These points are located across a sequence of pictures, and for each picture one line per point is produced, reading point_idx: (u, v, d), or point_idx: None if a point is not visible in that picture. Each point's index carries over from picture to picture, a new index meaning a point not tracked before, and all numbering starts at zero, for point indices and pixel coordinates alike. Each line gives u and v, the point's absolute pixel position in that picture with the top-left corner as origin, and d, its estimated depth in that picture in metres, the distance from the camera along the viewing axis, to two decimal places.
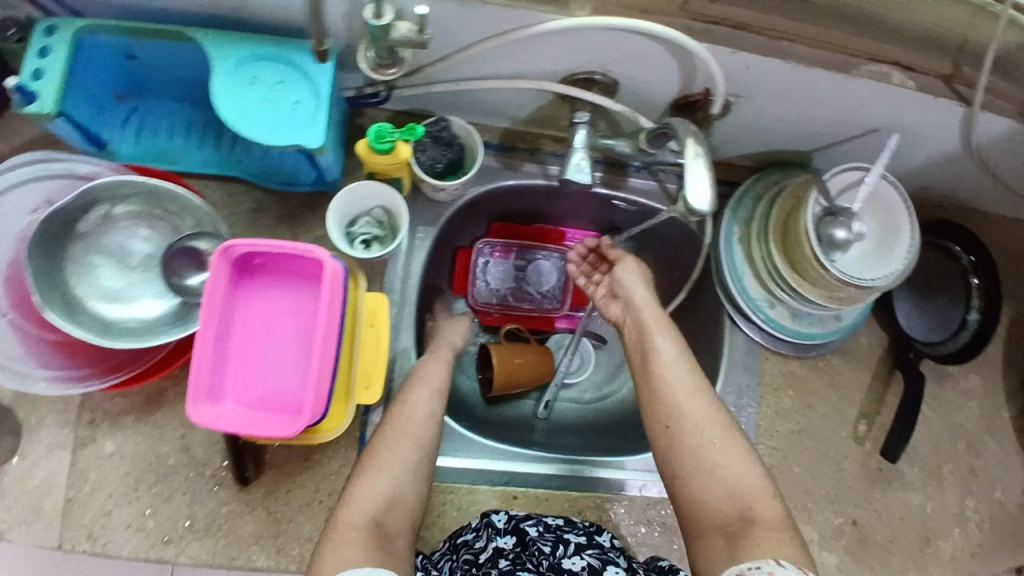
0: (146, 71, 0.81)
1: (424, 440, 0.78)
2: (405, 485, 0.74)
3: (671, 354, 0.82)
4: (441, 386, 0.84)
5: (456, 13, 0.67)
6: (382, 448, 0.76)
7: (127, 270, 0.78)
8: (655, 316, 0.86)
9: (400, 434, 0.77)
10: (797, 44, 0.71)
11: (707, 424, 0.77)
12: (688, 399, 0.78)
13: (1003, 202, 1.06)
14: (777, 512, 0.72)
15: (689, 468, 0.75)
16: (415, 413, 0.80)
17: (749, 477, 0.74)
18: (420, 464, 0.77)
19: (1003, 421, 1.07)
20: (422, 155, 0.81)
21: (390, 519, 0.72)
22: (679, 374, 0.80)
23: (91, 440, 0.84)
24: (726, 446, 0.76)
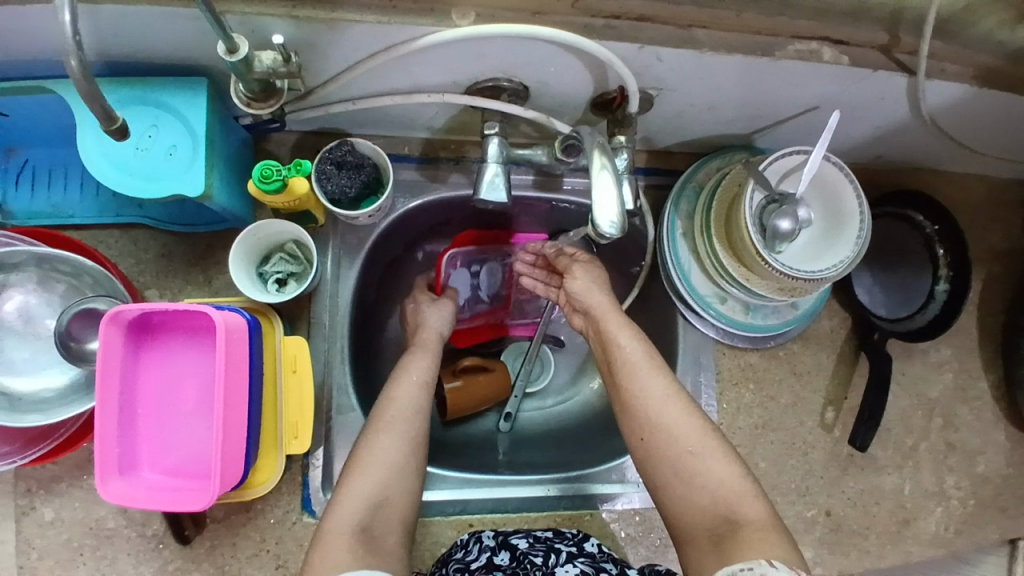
0: (23, 125, 0.72)
1: (414, 433, 0.72)
2: (395, 479, 0.69)
3: (636, 355, 0.76)
4: (428, 377, 0.78)
5: (330, 35, 0.61)
6: (365, 448, 0.70)
7: (31, 337, 0.73)
8: (608, 311, 0.79)
9: (384, 431, 0.71)
10: (709, 30, 0.65)
11: (682, 429, 0.72)
12: (663, 406, 0.72)
13: (965, 163, 1.00)
14: (763, 512, 0.67)
15: (672, 476, 0.71)
16: (403, 407, 0.73)
17: (731, 477, 0.69)
18: (408, 459, 0.70)
19: (980, 391, 1.02)
20: (327, 183, 0.75)
21: (378, 518, 0.66)
22: (653, 376, 0.74)
23: (31, 507, 0.77)
24: (703, 449, 0.71)
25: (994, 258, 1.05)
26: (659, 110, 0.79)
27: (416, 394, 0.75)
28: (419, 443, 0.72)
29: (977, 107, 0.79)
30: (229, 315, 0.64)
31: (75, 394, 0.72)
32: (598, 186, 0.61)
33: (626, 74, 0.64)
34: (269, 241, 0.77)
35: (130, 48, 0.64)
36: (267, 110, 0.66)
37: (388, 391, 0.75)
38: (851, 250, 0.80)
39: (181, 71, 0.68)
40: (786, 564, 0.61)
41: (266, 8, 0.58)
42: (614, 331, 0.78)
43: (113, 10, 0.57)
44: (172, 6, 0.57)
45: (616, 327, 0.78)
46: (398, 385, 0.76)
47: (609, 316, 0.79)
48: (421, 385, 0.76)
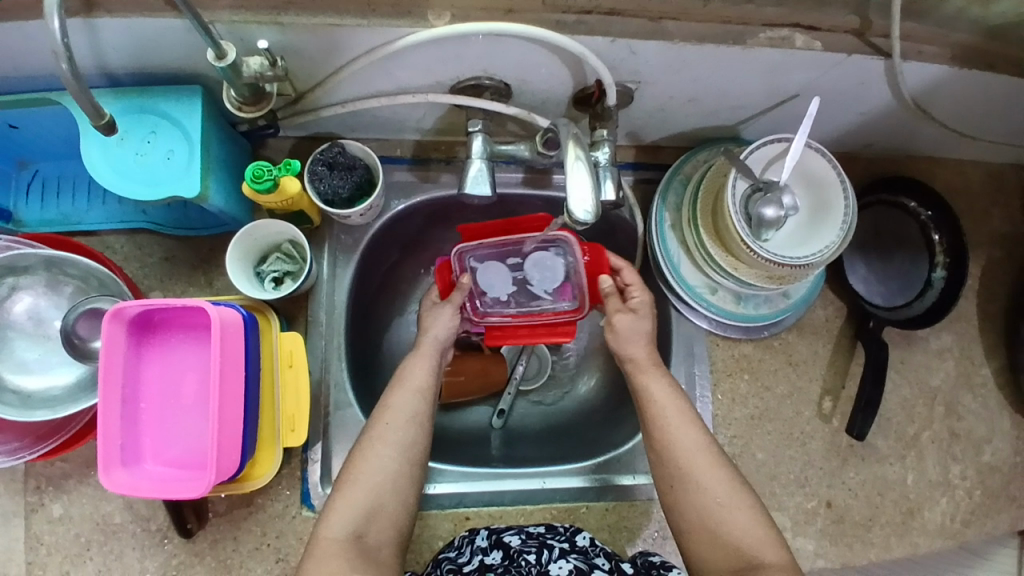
0: (33, 138, 0.77)
1: (409, 445, 0.72)
2: (393, 490, 0.69)
3: (666, 402, 0.76)
4: (427, 384, 0.77)
5: (313, 40, 0.64)
6: (360, 457, 0.71)
7: (41, 338, 0.78)
8: (647, 365, 0.78)
9: (380, 440, 0.71)
10: (680, 22, 0.67)
11: (712, 482, 0.71)
12: (689, 448, 0.73)
13: (957, 148, 1.00)
14: (786, 558, 0.67)
15: (699, 521, 0.71)
16: (399, 418, 0.73)
17: (756, 530, 0.69)
18: (400, 472, 0.70)
19: (983, 378, 1.01)
20: (319, 184, 0.79)
21: (373, 528, 0.67)
22: (682, 422, 0.74)
23: (40, 504, 0.80)
24: (732, 500, 0.70)
25: (994, 244, 1.04)
26: (640, 104, 0.81)
27: (411, 403, 0.74)
28: (414, 454, 0.72)
29: (960, 89, 0.80)
30: (225, 311, 0.67)
31: (80, 392, 0.77)
32: (573, 176, 0.62)
33: (600, 67, 0.66)
34: (264, 242, 0.80)
35: (130, 59, 0.68)
36: (257, 114, 0.69)
37: (386, 398, 0.75)
38: (837, 235, 0.80)
39: (178, 79, 0.72)
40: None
41: (253, 17, 0.61)
42: (647, 379, 0.77)
43: (109, 22, 0.61)
44: (164, 16, 0.61)
45: (652, 378, 0.77)
46: (394, 395, 0.75)
47: (647, 367, 0.78)
48: (420, 395, 0.75)
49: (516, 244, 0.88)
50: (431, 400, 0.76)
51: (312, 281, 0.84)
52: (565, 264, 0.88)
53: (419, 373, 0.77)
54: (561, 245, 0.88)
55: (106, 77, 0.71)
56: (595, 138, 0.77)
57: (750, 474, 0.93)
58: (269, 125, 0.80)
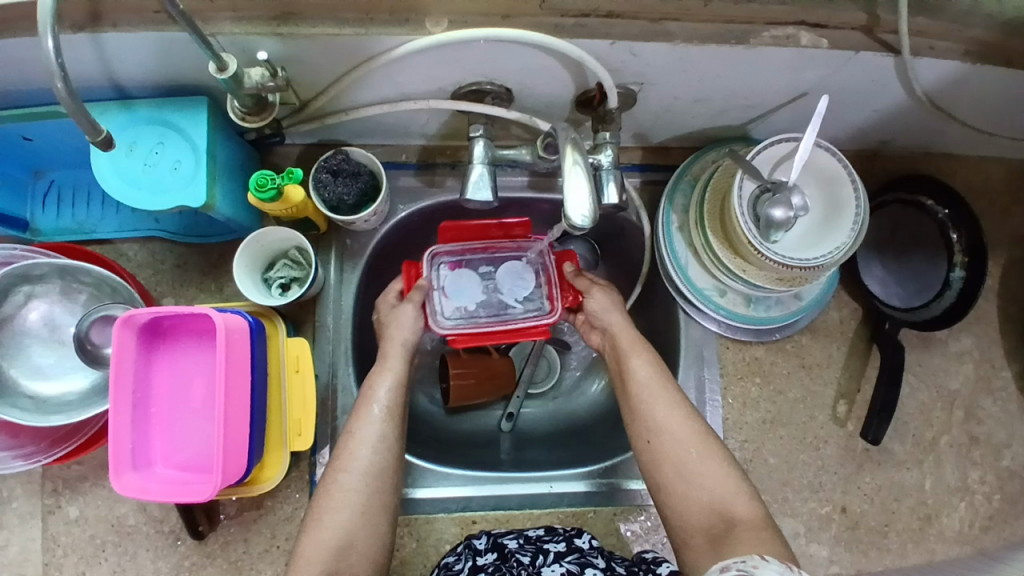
0: (48, 148, 0.79)
1: (377, 473, 0.71)
2: (364, 522, 0.69)
3: (645, 365, 0.77)
4: (392, 405, 0.75)
5: (313, 49, 0.65)
6: (326, 489, 0.70)
7: (57, 344, 0.80)
8: (625, 326, 0.81)
9: (348, 470, 0.71)
10: (681, 23, 0.66)
11: (686, 436, 0.72)
12: (664, 412, 0.74)
13: (979, 145, 0.97)
14: (757, 512, 0.68)
15: (673, 478, 0.71)
16: (366, 444, 0.72)
17: (729, 486, 0.70)
18: (374, 497, 0.71)
19: (1006, 382, 0.98)
20: (324, 190, 0.79)
21: (345, 563, 0.66)
22: (660, 390, 0.75)
23: (57, 506, 0.83)
24: (706, 455, 0.71)
25: (1018, 243, 1.00)
26: (644, 106, 0.80)
27: (376, 429, 0.73)
28: (381, 483, 0.71)
29: (977, 85, 0.77)
30: (229, 317, 0.68)
31: (94, 397, 0.79)
32: (570, 181, 0.63)
33: (600, 70, 0.65)
34: (271, 249, 0.82)
35: (137, 72, 0.69)
36: (260, 124, 0.70)
37: (350, 424, 0.74)
38: (848, 235, 0.78)
39: (185, 90, 0.74)
40: (778, 559, 0.60)
41: (253, 28, 0.62)
42: (629, 347, 0.78)
43: (116, 36, 0.63)
44: (168, 30, 0.62)
45: (631, 342, 0.78)
46: (358, 420, 0.74)
47: (626, 330, 0.80)
48: (385, 419, 0.74)
49: (495, 250, 0.90)
50: (398, 424, 0.75)
51: (319, 286, 0.85)
52: (535, 274, 0.90)
53: (381, 395, 0.75)
54: (536, 256, 0.90)
55: (116, 89, 0.72)
56: (597, 141, 0.76)
57: (761, 478, 0.91)
58: (274, 133, 0.81)
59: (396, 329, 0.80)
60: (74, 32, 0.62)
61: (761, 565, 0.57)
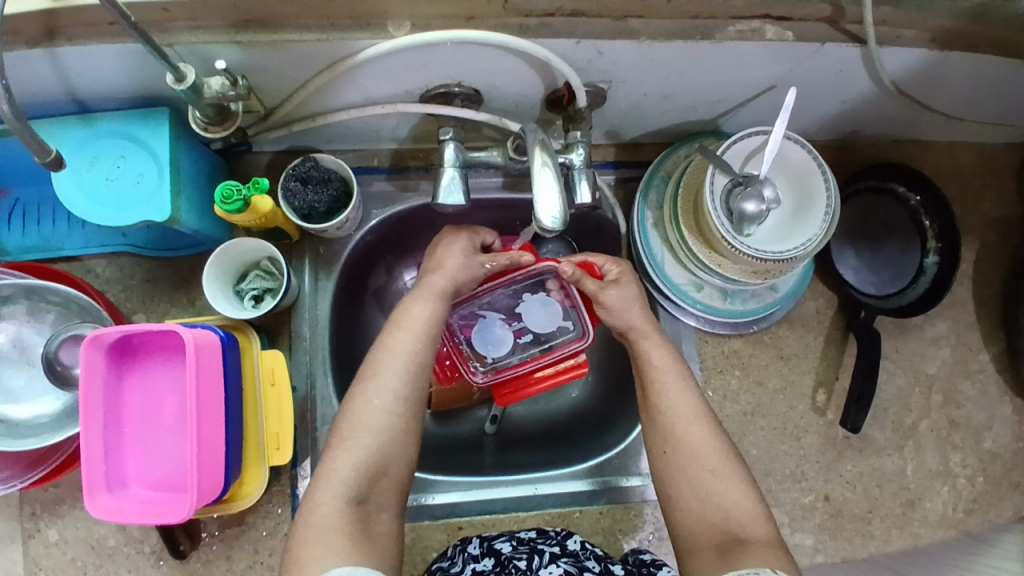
0: (8, 165, 0.77)
1: (408, 400, 0.70)
2: (393, 448, 0.68)
3: (667, 366, 0.75)
4: (428, 332, 0.73)
5: (275, 57, 0.64)
6: (353, 411, 0.68)
7: (26, 366, 0.79)
8: (644, 327, 0.78)
9: (380, 392, 0.69)
10: (646, 20, 0.65)
11: (706, 449, 0.71)
12: (686, 422, 0.72)
13: (947, 130, 0.98)
14: (772, 533, 0.66)
15: (689, 491, 0.70)
16: (399, 364, 0.70)
17: (742, 499, 0.68)
18: (399, 427, 0.68)
19: (982, 364, 0.99)
20: (294, 200, 0.78)
21: (374, 491, 0.66)
22: (682, 394, 0.74)
23: (36, 530, 0.81)
24: (724, 472, 0.70)
25: (988, 226, 1.02)
26: (614, 103, 0.80)
27: (408, 354, 0.71)
28: (413, 413, 0.70)
29: (941, 72, 0.78)
30: (198, 332, 0.67)
31: (66, 418, 0.77)
32: (539, 181, 0.62)
33: (566, 70, 0.65)
34: (242, 259, 0.80)
35: (96, 85, 0.68)
36: (224, 133, 0.68)
37: (381, 345, 0.72)
38: (820, 227, 0.79)
39: (145, 102, 0.72)
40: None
41: (212, 37, 0.61)
42: (648, 344, 0.76)
43: (72, 50, 0.61)
44: (125, 42, 0.60)
45: (652, 344, 0.77)
46: (389, 345, 0.72)
47: (649, 330, 0.78)
48: (417, 346, 0.72)
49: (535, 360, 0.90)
50: (429, 350, 0.73)
51: (293, 297, 0.84)
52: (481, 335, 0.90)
53: (421, 318, 0.74)
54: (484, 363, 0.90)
55: (75, 102, 0.71)
56: (568, 140, 0.76)
57: None
58: (241, 142, 0.80)
59: (450, 261, 0.78)
60: (27, 47, 0.60)
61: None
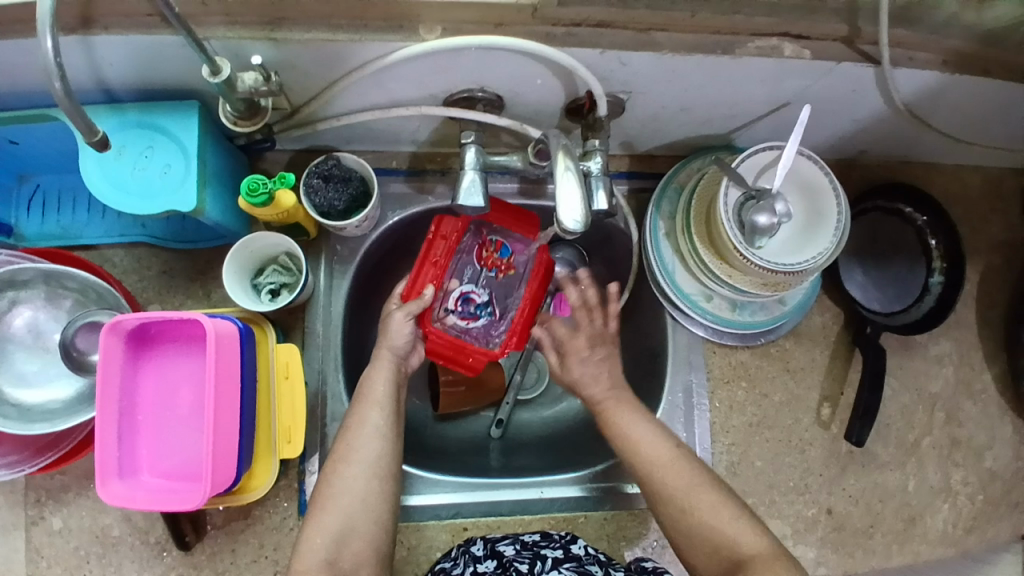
0: (34, 152, 0.78)
1: (376, 460, 0.72)
2: (365, 509, 0.70)
3: (628, 423, 0.78)
4: (391, 396, 0.77)
5: (309, 55, 0.65)
6: (326, 482, 0.71)
7: (41, 352, 0.79)
8: (612, 399, 0.80)
9: (348, 459, 0.72)
10: (669, 33, 0.67)
11: (682, 488, 0.73)
12: (665, 466, 0.74)
13: (954, 153, 1.00)
14: (766, 544, 0.68)
15: (679, 533, 0.72)
16: (368, 433, 0.73)
17: (732, 526, 0.69)
18: (371, 491, 0.71)
19: (984, 384, 1.01)
20: (315, 196, 0.79)
21: (347, 551, 0.68)
22: (652, 439, 0.76)
23: (39, 517, 0.81)
24: (704, 498, 0.72)
25: (992, 249, 1.04)
26: (632, 114, 0.82)
27: (376, 418, 0.74)
28: (382, 474, 0.72)
29: (952, 95, 0.80)
30: (219, 322, 0.68)
31: (78, 404, 0.78)
32: (563, 186, 0.64)
33: (591, 79, 0.67)
34: (260, 253, 0.81)
35: (128, 76, 0.69)
36: (252, 128, 0.70)
37: (350, 413, 0.75)
38: (830, 242, 0.80)
39: (174, 95, 0.73)
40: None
41: (247, 33, 0.63)
42: (619, 408, 0.79)
43: (107, 39, 0.62)
44: (161, 34, 0.62)
45: (620, 409, 0.79)
46: (358, 409, 0.75)
47: (620, 401, 0.80)
48: (384, 408, 0.75)
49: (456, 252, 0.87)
50: (397, 413, 0.76)
51: (308, 293, 0.85)
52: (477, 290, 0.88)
53: (377, 388, 0.77)
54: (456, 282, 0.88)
55: (105, 92, 0.72)
56: (587, 148, 0.78)
57: (750, 482, 0.92)
58: (265, 138, 0.81)
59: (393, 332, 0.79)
60: (66, 34, 0.61)
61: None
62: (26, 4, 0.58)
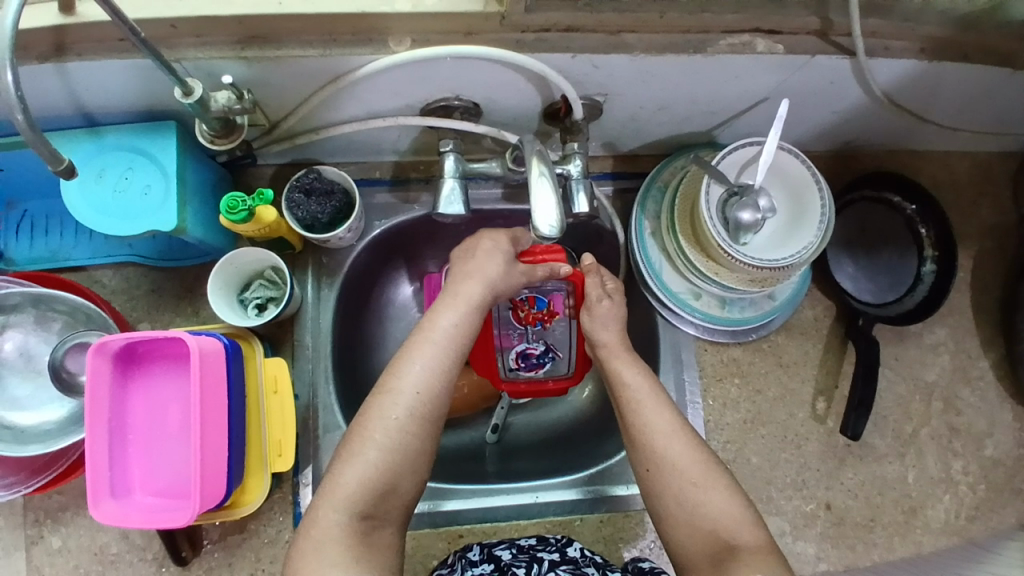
0: (19, 178, 0.79)
1: (424, 410, 0.68)
2: (408, 464, 0.66)
3: (639, 387, 0.76)
4: (453, 340, 0.71)
5: (280, 71, 0.66)
6: (368, 422, 0.67)
7: (34, 375, 0.80)
8: (615, 346, 0.80)
9: (398, 407, 0.67)
10: (639, 34, 0.67)
11: (687, 464, 0.70)
12: (664, 439, 0.71)
13: (941, 140, 0.99)
14: (760, 537, 0.66)
15: (674, 506, 0.69)
16: (422, 379, 0.68)
17: (730, 513, 0.67)
18: (414, 443, 0.67)
19: (982, 371, 0.99)
20: (297, 210, 0.80)
21: (382, 507, 0.64)
22: (656, 410, 0.73)
23: (39, 537, 0.82)
24: (705, 481, 0.69)
25: (985, 234, 1.03)
26: (611, 115, 0.82)
27: (434, 362, 0.69)
28: (429, 426, 0.68)
29: (933, 82, 0.79)
30: (203, 339, 0.68)
31: (71, 425, 0.78)
32: (536, 191, 0.64)
33: (563, 83, 0.67)
34: (246, 269, 0.82)
35: (105, 99, 0.70)
36: (230, 146, 0.70)
37: (410, 352, 0.70)
38: (815, 234, 0.80)
39: (152, 116, 0.74)
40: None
41: (217, 52, 0.63)
42: (619, 364, 0.78)
43: (82, 65, 0.63)
44: (133, 58, 0.63)
45: (622, 363, 0.78)
46: (417, 349, 0.70)
47: (615, 350, 0.79)
48: (444, 349, 0.70)
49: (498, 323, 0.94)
50: (457, 360, 0.71)
51: (296, 305, 0.85)
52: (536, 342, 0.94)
53: (445, 325, 0.71)
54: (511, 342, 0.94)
55: (85, 116, 0.73)
56: (565, 151, 0.78)
57: (746, 479, 0.92)
58: (246, 154, 0.82)
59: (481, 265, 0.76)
60: (39, 62, 0.62)
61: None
62: None
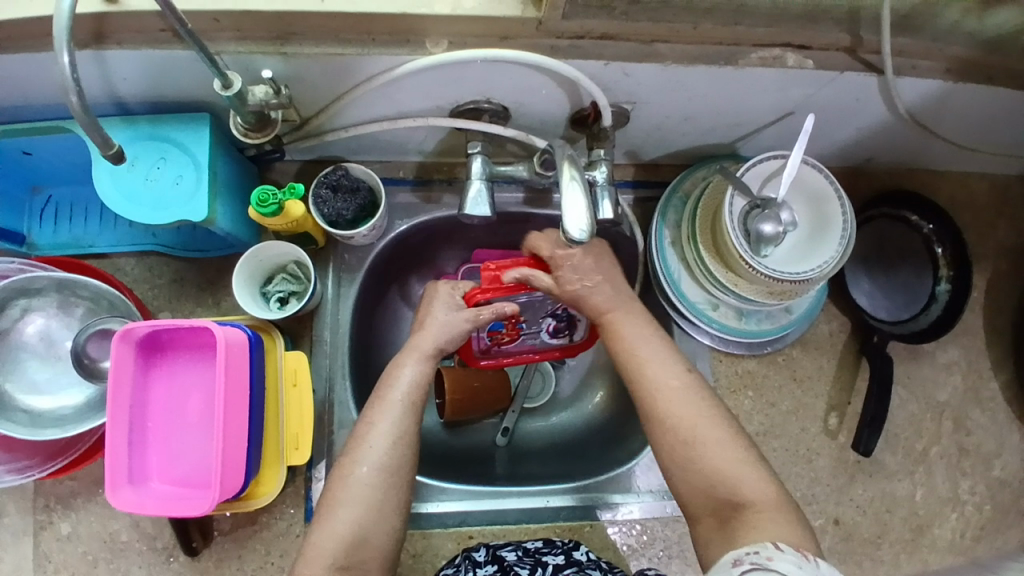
0: (48, 163, 0.80)
1: (392, 463, 0.68)
2: (377, 514, 0.66)
3: (645, 341, 0.73)
4: (414, 396, 0.72)
5: (317, 68, 0.66)
6: (338, 483, 0.67)
7: (53, 360, 0.81)
8: (621, 306, 0.76)
9: (361, 464, 0.67)
10: (672, 44, 0.68)
11: (687, 420, 0.67)
12: (668, 396, 0.68)
13: (959, 161, 1.00)
14: (768, 492, 0.63)
15: (677, 466, 0.66)
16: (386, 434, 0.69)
17: (736, 467, 0.64)
18: (383, 499, 0.67)
19: (992, 392, 1.00)
20: (323, 207, 0.80)
21: (357, 560, 0.64)
22: (665, 362, 0.71)
23: (49, 522, 0.82)
24: (708, 438, 0.66)
25: (1000, 255, 1.03)
26: (636, 123, 0.82)
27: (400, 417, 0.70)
28: (396, 480, 0.68)
29: (957, 103, 0.80)
30: (228, 331, 0.69)
31: (89, 411, 0.79)
32: (567, 195, 0.65)
33: (595, 89, 0.68)
34: (270, 263, 0.82)
35: (141, 89, 0.71)
36: (262, 140, 0.71)
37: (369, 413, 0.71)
38: (836, 249, 0.80)
39: (186, 107, 0.75)
40: (793, 546, 0.56)
41: (257, 47, 0.64)
42: (626, 321, 0.75)
43: (121, 53, 0.64)
44: (173, 49, 0.63)
45: (630, 321, 0.75)
46: (378, 406, 0.71)
47: (623, 311, 0.76)
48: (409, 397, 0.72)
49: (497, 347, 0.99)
50: (415, 415, 0.71)
51: (317, 301, 0.86)
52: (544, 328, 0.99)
53: (404, 383, 0.72)
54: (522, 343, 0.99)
55: (119, 105, 0.74)
56: (592, 157, 0.79)
57: None
58: (275, 149, 0.83)
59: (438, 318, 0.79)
60: (80, 48, 0.63)
61: (777, 556, 0.54)
62: (39, 19, 0.60)
